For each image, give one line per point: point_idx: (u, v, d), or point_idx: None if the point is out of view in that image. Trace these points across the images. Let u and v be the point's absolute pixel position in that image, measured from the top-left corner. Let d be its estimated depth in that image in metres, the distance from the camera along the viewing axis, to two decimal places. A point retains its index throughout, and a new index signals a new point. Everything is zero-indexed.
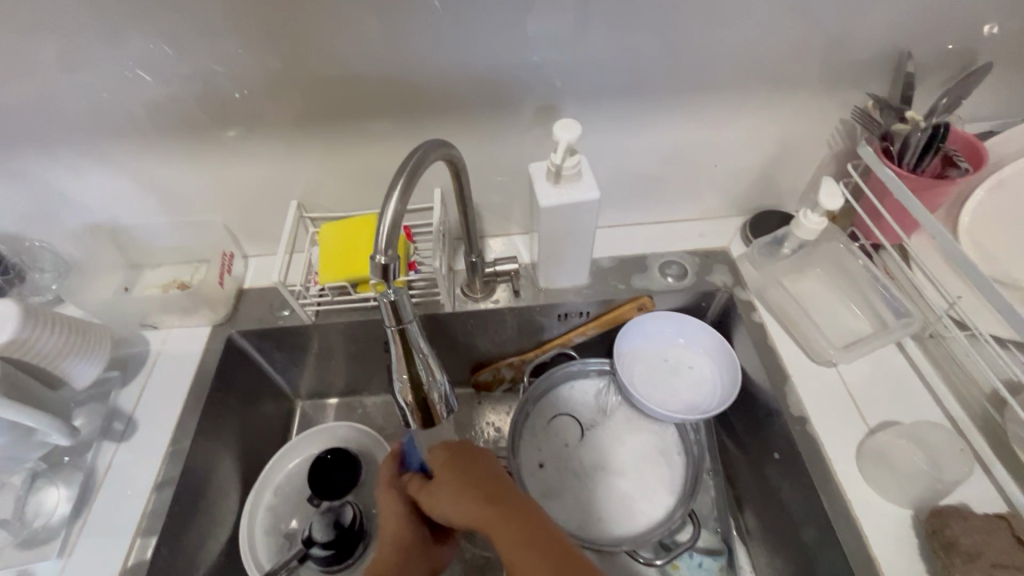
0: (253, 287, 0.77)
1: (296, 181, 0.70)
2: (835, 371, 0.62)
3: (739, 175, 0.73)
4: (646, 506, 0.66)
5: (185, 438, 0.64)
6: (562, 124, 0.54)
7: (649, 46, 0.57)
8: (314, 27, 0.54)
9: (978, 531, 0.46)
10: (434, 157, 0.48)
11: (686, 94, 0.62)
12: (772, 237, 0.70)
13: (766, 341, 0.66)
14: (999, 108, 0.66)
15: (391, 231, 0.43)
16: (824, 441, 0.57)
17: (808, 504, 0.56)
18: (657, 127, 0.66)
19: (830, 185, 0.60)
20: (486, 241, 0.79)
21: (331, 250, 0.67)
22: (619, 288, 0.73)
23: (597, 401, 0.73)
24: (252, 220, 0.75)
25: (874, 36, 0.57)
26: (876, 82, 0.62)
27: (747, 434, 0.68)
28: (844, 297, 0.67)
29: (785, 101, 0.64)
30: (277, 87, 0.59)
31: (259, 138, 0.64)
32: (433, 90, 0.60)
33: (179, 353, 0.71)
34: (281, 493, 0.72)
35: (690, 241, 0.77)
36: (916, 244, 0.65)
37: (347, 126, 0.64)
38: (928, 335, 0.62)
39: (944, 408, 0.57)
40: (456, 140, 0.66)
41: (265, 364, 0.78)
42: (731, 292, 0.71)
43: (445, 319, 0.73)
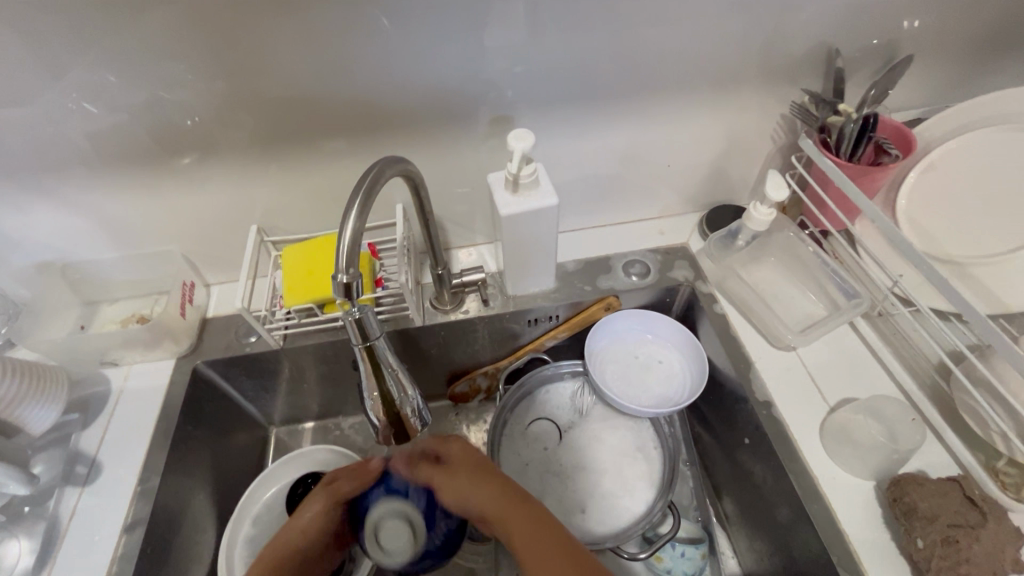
0: (217, 316, 0.75)
1: (254, 205, 0.69)
2: (794, 354, 0.64)
3: (691, 173, 0.75)
4: (627, 502, 0.67)
5: (154, 476, 0.62)
6: (516, 134, 0.55)
7: (594, 55, 0.59)
8: (263, 50, 0.54)
9: (935, 496, 0.49)
10: (390, 174, 0.48)
11: (634, 98, 0.65)
12: (727, 230, 0.72)
13: (728, 331, 0.68)
14: (923, 97, 0.70)
15: (352, 249, 0.43)
16: (789, 422, 0.59)
17: (780, 484, 0.58)
18: (609, 132, 0.68)
19: (775, 178, 0.62)
20: (453, 252, 0.79)
21: (295, 272, 0.67)
22: (586, 289, 0.75)
23: (574, 403, 0.74)
24: (211, 247, 0.73)
25: (803, 35, 0.61)
26: (810, 78, 0.66)
27: (719, 422, 0.70)
28: (798, 283, 0.70)
29: (727, 100, 0.67)
30: (229, 111, 0.59)
31: (213, 164, 0.64)
32: (387, 106, 0.61)
33: (142, 389, 0.69)
34: (259, 523, 0.71)
35: (650, 239, 0.79)
36: (860, 228, 0.68)
37: (303, 147, 0.64)
38: (877, 314, 0.65)
39: (896, 382, 0.60)
40: (414, 154, 0.66)
41: (235, 393, 0.76)
42: (693, 286, 0.73)
43: (416, 334, 0.72)
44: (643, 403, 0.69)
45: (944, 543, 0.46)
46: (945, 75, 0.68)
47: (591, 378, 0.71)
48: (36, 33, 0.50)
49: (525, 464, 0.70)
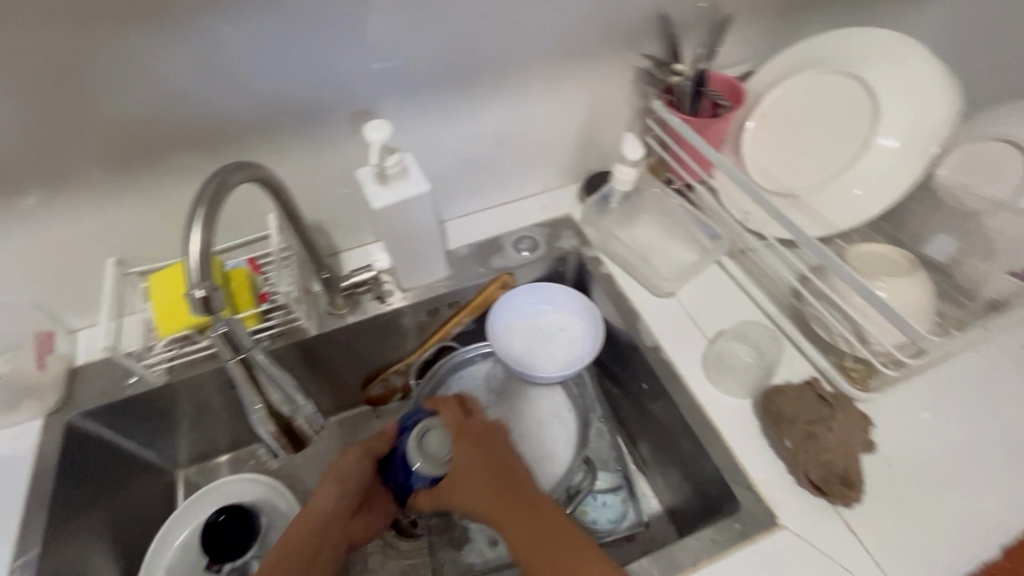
0: (87, 363, 0.69)
1: (108, 237, 0.64)
2: (674, 299, 0.70)
3: (562, 146, 0.79)
4: (548, 466, 0.69)
5: (33, 548, 0.56)
6: (372, 125, 0.55)
7: (441, 39, 0.60)
8: (76, 67, 0.50)
9: (794, 399, 0.56)
10: (237, 180, 0.46)
11: (491, 78, 0.66)
12: (601, 195, 0.76)
13: (615, 288, 0.72)
14: (751, 51, 0.78)
15: (204, 261, 0.42)
16: (675, 361, 0.64)
17: (674, 417, 0.63)
18: (474, 114, 0.69)
19: (630, 139, 0.67)
20: (343, 256, 0.78)
21: (166, 302, 0.63)
22: (481, 271, 0.76)
23: (486, 382, 0.76)
24: (67, 290, 0.67)
25: (634, 4, 0.65)
26: (649, 44, 0.71)
27: (623, 374, 0.74)
28: (671, 235, 0.75)
29: (580, 72, 0.70)
30: (52, 139, 0.54)
31: (48, 199, 0.58)
32: (235, 114, 0.58)
33: (7, 458, 0.62)
34: (173, 571, 0.66)
35: (536, 215, 0.82)
36: (715, 177, 0.75)
37: (151, 168, 0.60)
38: (739, 251, 0.72)
39: (760, 308, 0.67)
40: (277, 159, 0.64)
41: (127, 442, 0.69)
42: (579, 252, 0.77)
43: (315, 343, 0.70)
44: (550, 371, 0.72)
45: (805, 437, 0.53)
46: (764, 30, 0.75)
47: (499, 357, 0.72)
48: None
49: None
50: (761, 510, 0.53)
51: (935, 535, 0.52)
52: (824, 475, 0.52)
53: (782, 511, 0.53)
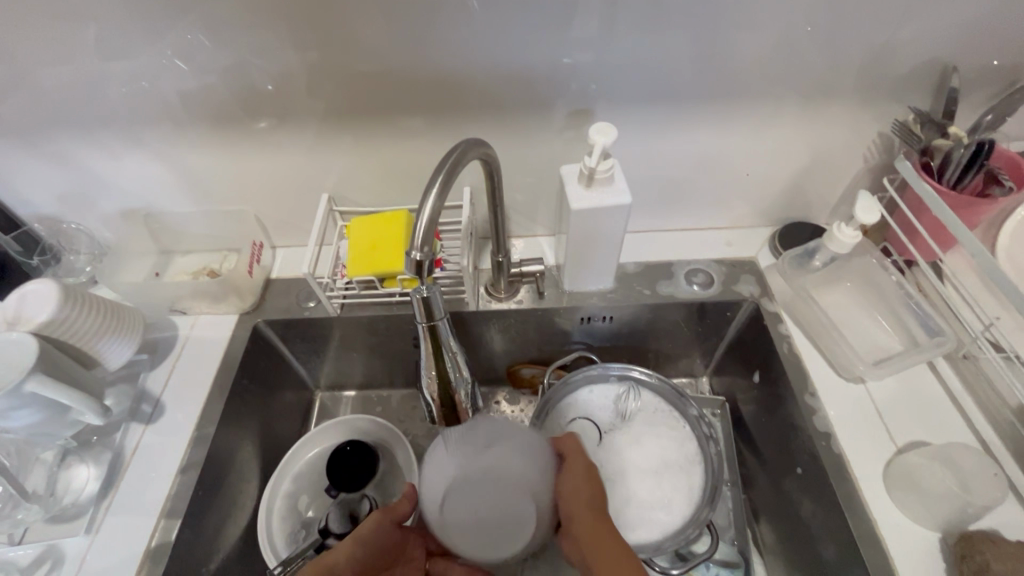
0: (279, 278, 0.78)
1: (328, 175, 0.72)
2: (863, 387, 0.62)
3: (769, 184, 0.73)
4: (662, 515, 0.65)
5: (209, 424, 0.65)
6: (598, 128, 0.55)
7: (688, 50, 0.58)
8: (357, 23, 0.56)
9: (1011, 559, 0.46)
10: (471, 157, 0.48)
11: (722, 100, 0.63)
12: (802, 249, 0.69)
13: (793, 353, 0.66)
14: None
15: (428, 227, 0.43)
16: (851, 460, 0.57)
17: (831, 522, 0.56)
18: (689, 133, 0.67)
19: (865, 199, 0.60)
20: (513, 241, 0.81)
21: (360, 244, 0.68)
22: (644, 293, 0.74)
23: (616, 406, 0.73)
24: (281, 212, 0.77)
25: (918, 51, 0.58)
26: (917, 97, 0.63)
27: (769, 449, 0.67)
28: (874, 314, 0.66)
29: (820, 110, 0.64)
30: (314, 81, 0.61)
31: (292, 128, 0.66)
32: (472, 88, 0.62)
33: (205, 339, 0.72)
34: (300, 481, 0.72)
35: (717, 250, 0.77)
36: (952, 261, 0.64)
37: (382, 119, 0.66)
38: (961, 356, 0.61)
39: (976, 430, 0.57)
40: (490, 135, 0.67)
41: (288, 355, 0.78)
42: (758, 302, 0.71)
43: (469, 318, 0.73)
44: (635, 474, 0.68)
45: None
46: None
47: (620, 435, 0.71)
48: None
49: None
50: None
51: None
52: None
53: None
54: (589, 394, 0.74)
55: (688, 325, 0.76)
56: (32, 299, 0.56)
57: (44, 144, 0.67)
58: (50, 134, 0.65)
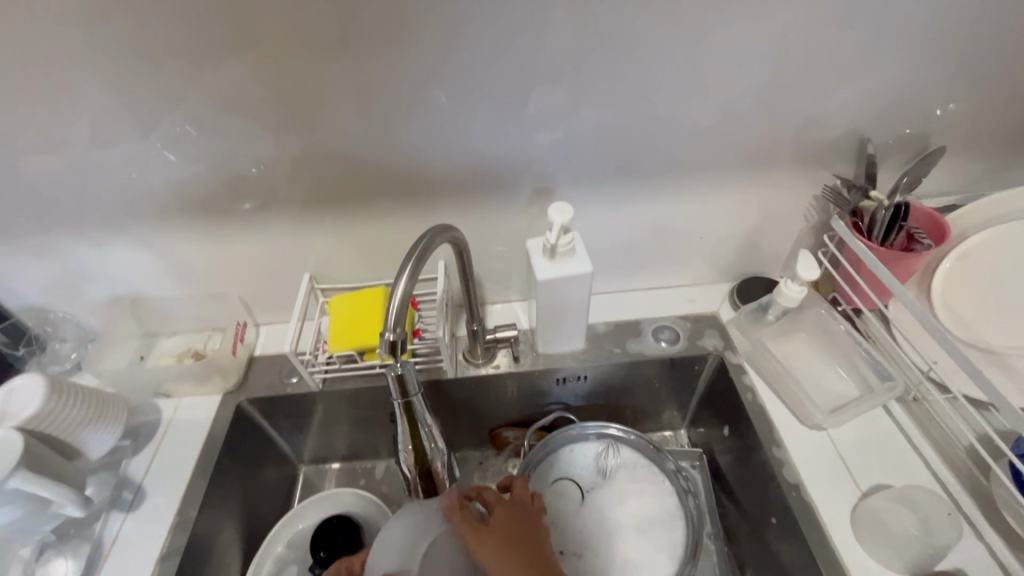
0: (263, 355, 0.80)
1: (310, 254, 0.76)
2: (825, 433, 0.64)
3: (723, 244, 0.79)
4: (647, 575, 0.65)
5: (191, 508, 0.65)
6: (556, 207, 0.61)
7: (634, 132, 0.65)
8: (334, 121, 0.62)
9: None
10: (440, 241, 0.53)
11: (669, 172, 0.70)
12: (758, 304, 0.74)
13: (757, 403, 0.69)
14: (955, 184, 0.73)
15: (401, 308, 0.47)
16: (819, 506, 0.59)
17: (807, 571, 0.57)
18: (644, 203, 0.73)
19: (805, 257, 0.66)
20: (488, 307, 0.85)
21: (341, 320, 0.71)
22: (614, 351, 0.77)
23: (598, 465, 0.74)
24: (264, 291, 0.80)
25: (836, 124, 0.66)
26: (842, 163, 0.70)
27: (746, 500, 0.69)
28: (829, 361, 0.70)
29: (759, 178, 0.71)
30: (296, 172, 0.67)
31: (275, 213, 0.71)
32: (441, 173, 0.68)
33: (189, 421, 0.73)
34: (282, 561, 0.71)
35: (681, 307, 0.81)
36: (894, 309, 0.69)
37: (360, 202, 0.71)
38: (911, 399, 0.65)
39: (933, 471, 0.60)
40: (462, 213, 0.73)
41: (271, 431, 0.79)
42: (722, 355, 0.74)
43: (448, 385, 0.76)
44: (618, 534, 0.69)
45: None
46: (976, 164, 0.71)
47: (602, 494, 0.72)
48: (131, 92, 0.58)
49: (551, 521, 0.70)
50: None
51: None
52: None
53: None
54: (570, 454, 0.75)
55: (659, 381, 0.79)
56: (19, 393, 0.58)
57: (38, 238, 0.70)
58: (43, 227, 0.69)
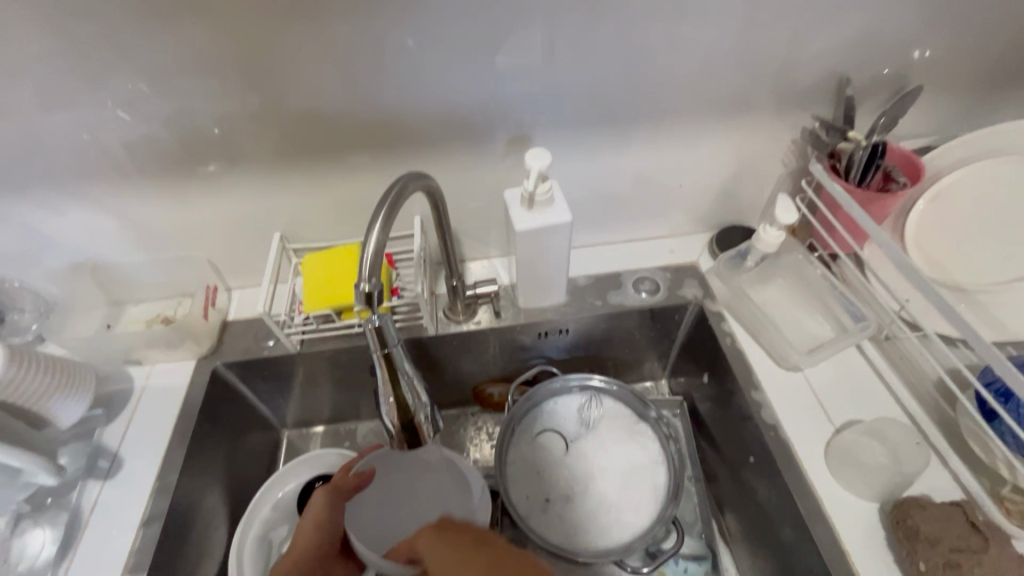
0: (236, 319, 0.78)
1: (279, 213, 0.73)
2: (801, 374, 0.66)
3: (702, 193, 0.78)
4: (631, 518, 0.67)
5: (171, 473, 0.64)
6: (532, 153, 0.59)
7: (612, 75, 0.63)
8: (295, 67, 0.58)
9: (936, 519, 0.50)
10: (413, 189, 0.51)
11: (648, 119, 0.68)
12: (737, 250, 0.74)
13: (736, 347, 0.70)
14: (931, 125, 0.73)
15: (375, 258, 0.46)
16: (795, 443, 0.61)
17: (784, 504, 0.59)
18: (622, 152, 0.71)
19: (784, 201, 0.66)
20: (467, 264, 0.83)
21: (315, 278, 0.69)
22: (596, 304, 0.77)
23: (581, 416, 0.75)
24: (234, 253, 0.77)
25: (816, 65, 0.64)
26: (822, 105, 0.69)
27: (725, 442, 0.71)
28: (806, 305, 0.71)
29: (739, 123, 0.70)
30: (259, 125, 0.63)
31: (239, 169, 0.68)
32: (413, 122, 0.65)
33: (163, 387, 0.71)
34: (269, 522, 0.71)
35: (661, 258, 0.81)
36: (869, 252, 0.70)
37: (329, 156, 0.67)
38: (884, 338, 0.67)
39: (902, 405, 0.62)
40: (436, 166, 0.70)
41: (251, 395, 0.77)
42: (701, 304, 0.75)
43: (429, 343, 0.75)
44: (602, 480, 0.70)
45: (945, 567, 0.48)
46: (953, 105, 0.71)
47: (585, 443, 0.73)
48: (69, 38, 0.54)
49: (536, 471, 0.71)
50: None
51: None
52: None
53: None
54: (554, 406, 0.76)
55: (641, 331, 0.79)
56: None
57: None
58: None
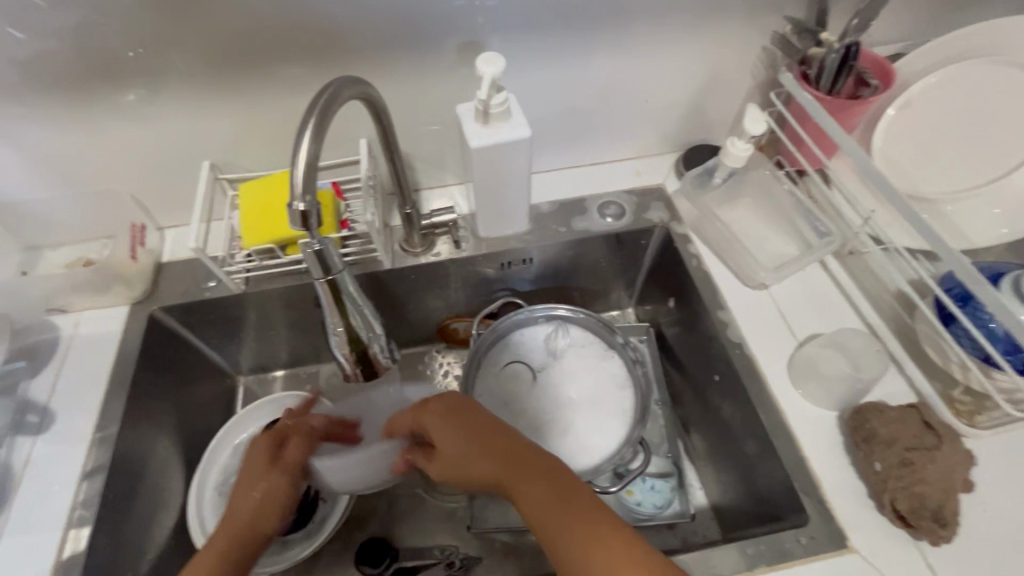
0: (171, 260, 0.71)
1: (207, 140, 0.65)
2: (766, 292, 0.65)
3: (669, 109, 0.74)
4: (599, 441, 0.67)
5: (111, 425, 0.59)
6: (484, 58, 0.53)
7: None
8: None
9: (894, 422, 0.51)
10: (347, 96, 0.45)
11: (610, 23, 0.62)
12: (703, 168, 0.71)
13: (702, 268, 0.68)
14: (902, 31, 0.70)
15: (308, 173, 0.41)
16: (759, 359, 0.61)
17: (748, 418, 0.60)
18: (584, 62, 0.66)
19: (752, 112, 0.63)
20: (423, 194, 0.78)
21: (252, 211, 0.63)
22: (560, 231, 0.74)
23: (547, 345, 0.74)
24: (160, 188, 0.70)
25: None
26: (794, 6, 0.64)
27: (691, 363, 0.71)
28: (773, 223, 0.69)
29: (706, 28, 0.65)
30: (167, 31, 0.55)
31: (151, 87, 0.59)
32: (349, 28, 0.58)
33: (94, 336, 0.65)
34: (229, 469, 0.68)
35: (627, 181, 0.78)
36: (836, 166, 0.68)
37: (256, 70, 0.60)
38: (847, 252, 0.66)
39: (863, 317, 0.62)
40: (381, 81, 0.63)
41: (197, 341, 0.72)
42: (668, 226, 0.72)
43: (385, 278, 0.71)
44: (569, 406, 0.70)
45: (901, 464, 0.49)
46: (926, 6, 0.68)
47: (553, 371, 0.72)
48: None
49: (504, 402, 0.70)
50: (835, 528, 0.50)
51: None
52: (913, 507, 0.48)
53: (855, 532, 0.50)
54: (520, 337, 0.74)
55: (607, 258, 0.77)
56: None
57: None
58: None
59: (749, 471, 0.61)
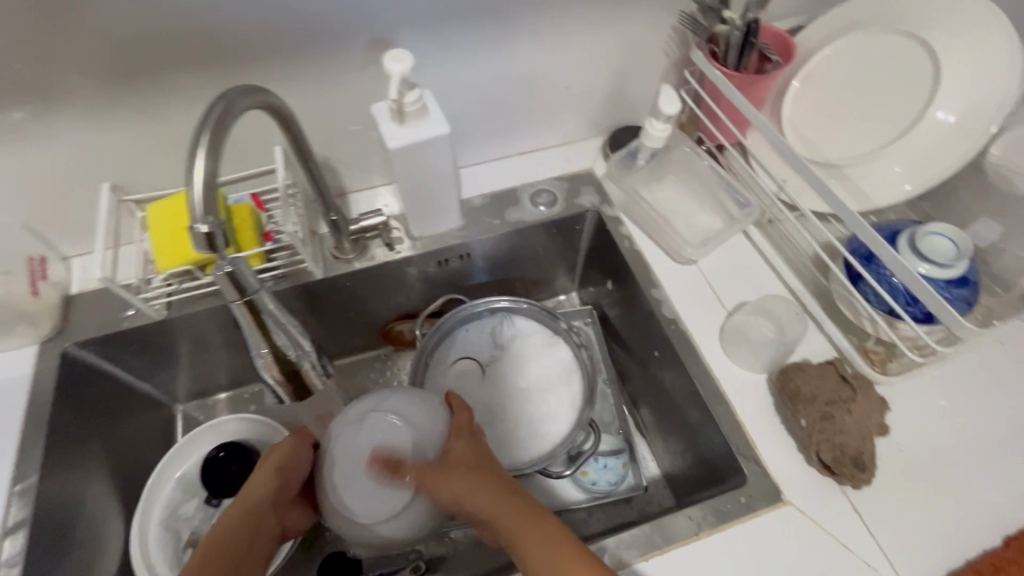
0: (81, 292, 0.66)
1: (104, 160, 0.61)
2: (695, 266, 0.68)
3: (589, 94, 0.75)
4: (552, 427, 0.68)
5: (31, 475, 0.56)
6: (392, 55, 0.51)
7: None
8: None
9: (814, 378, 0.55)
10: (244, 106, 0.42)
11: (520, 12, 0.62)
12: (626, 150, 0.73)
13: (634, 249, 0.70)
14: (801, 3, 0.73)
15: (207, 192, 0.39)
16: (693, 332, 0.63)
17: (687, 389, 0.62)
18: (499, 52, 0.65)
19: (665, 92, 0.64)
20: (352, 197, 0.76)
21: (162, 232, 0.60)
22: (494, 224, 0.73)
23: (493, 338, 0.74)
24: (58, 216, 0.65)
25: None
26: None
27: (634, 342, 0.73)
28: (698, 199, 0.72)
29: (615, 11, 0.65)
30: (38, 47, 0.50)
31: (29, 109, 0.54)
32: (246, 32, 0.55)
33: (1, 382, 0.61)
34: (173, 503, 0.65)
35: (557, 168, 0.78)
36: (751, 139, 0.71)
37: (149, 83, 0.56)
38: (767, 221, 0.69)
39: (785, 282, 0.66)
40: (288, 85, 0.61)
41: (123, 374, 0.67)
42: (599, 210, 0.73)
43: (319, 288, 0.69)
44: (519, 396, 0.70)
45: (822, 418, 0.53)
46: None
47: (501, 364, 0.72)
48: None
49: None
50: (770, 484, 0.54)
51: (930, 512, 0.52)
52: (835, 456, 0.52)
53: (789, 486, 0.54)
54: (465, 333, 0.74)
55: (544, 246, 0.78)
56: None
57: None
58: None
59: (693, 439, 0.63)
